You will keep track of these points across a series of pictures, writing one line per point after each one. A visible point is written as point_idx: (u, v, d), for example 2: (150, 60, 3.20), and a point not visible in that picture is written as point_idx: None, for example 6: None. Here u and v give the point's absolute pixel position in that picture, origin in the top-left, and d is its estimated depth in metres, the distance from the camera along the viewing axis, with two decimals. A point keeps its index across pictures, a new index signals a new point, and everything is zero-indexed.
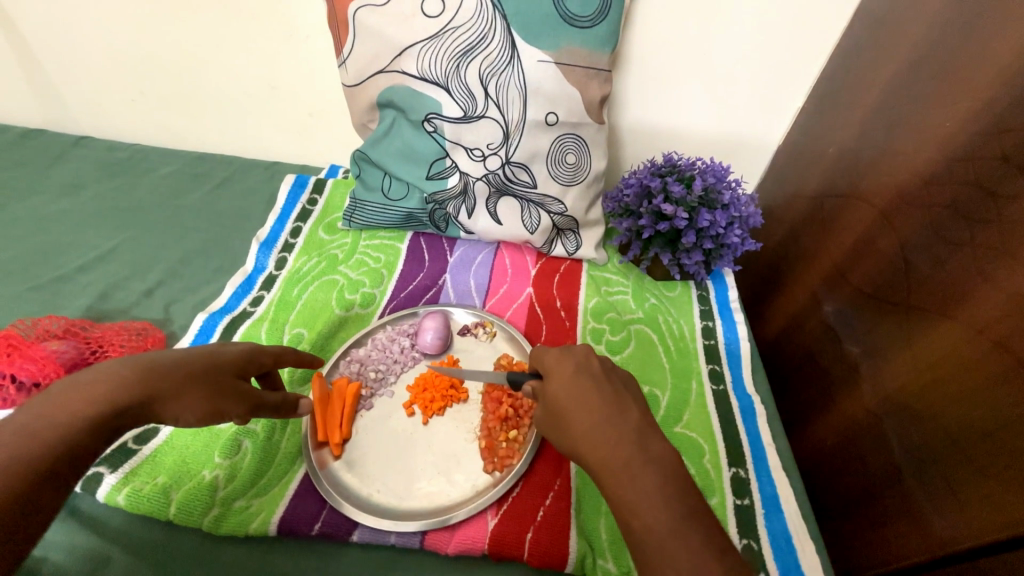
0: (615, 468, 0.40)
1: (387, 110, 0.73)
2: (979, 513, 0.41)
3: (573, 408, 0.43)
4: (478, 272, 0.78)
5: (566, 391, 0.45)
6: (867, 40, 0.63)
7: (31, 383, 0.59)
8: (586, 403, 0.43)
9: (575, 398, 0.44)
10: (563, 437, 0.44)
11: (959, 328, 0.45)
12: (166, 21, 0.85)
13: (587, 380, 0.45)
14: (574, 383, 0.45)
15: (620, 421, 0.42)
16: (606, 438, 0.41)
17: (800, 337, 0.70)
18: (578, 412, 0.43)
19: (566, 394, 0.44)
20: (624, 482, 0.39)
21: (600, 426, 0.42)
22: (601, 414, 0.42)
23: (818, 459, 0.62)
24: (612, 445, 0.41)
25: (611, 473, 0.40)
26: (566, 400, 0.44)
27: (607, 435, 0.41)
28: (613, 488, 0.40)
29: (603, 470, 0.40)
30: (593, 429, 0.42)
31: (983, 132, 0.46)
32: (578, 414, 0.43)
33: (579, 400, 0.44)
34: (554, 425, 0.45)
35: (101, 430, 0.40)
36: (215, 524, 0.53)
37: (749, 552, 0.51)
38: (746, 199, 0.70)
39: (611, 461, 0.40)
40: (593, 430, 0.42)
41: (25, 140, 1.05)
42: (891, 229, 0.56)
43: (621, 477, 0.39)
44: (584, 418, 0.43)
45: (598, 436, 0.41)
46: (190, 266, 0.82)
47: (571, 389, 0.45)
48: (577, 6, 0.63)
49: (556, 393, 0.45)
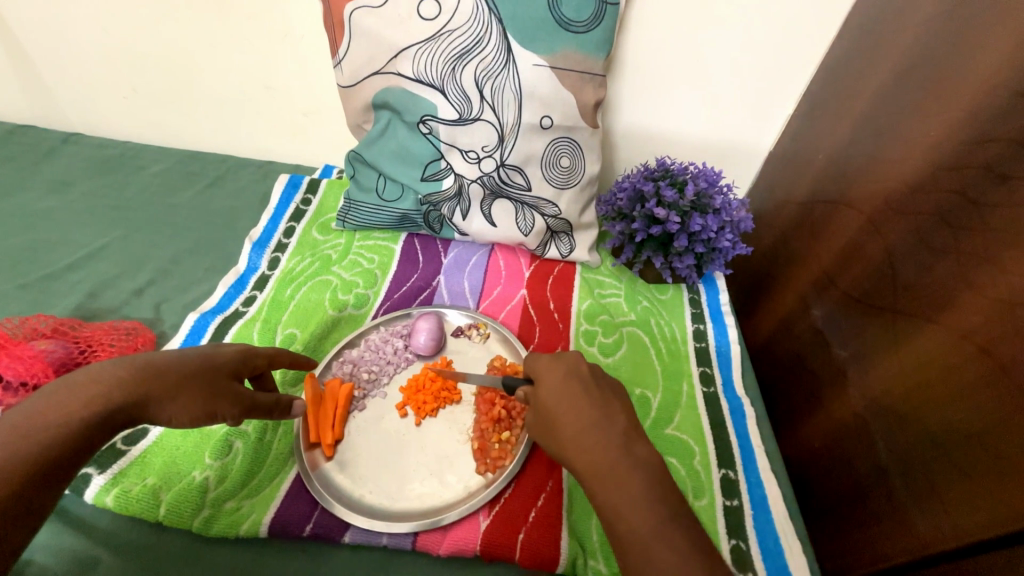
0: (603, 473, 0.40)
1: (382, 111, 0.73)
2: (961, 514, 0.42)
3: (562, 412, 0.44)
4: (472, 274, 0.78)
5: (555, 396, 0.45)
6: (856, 50, 0.64)
7: (19, 382, 0.58)
8: (575, 408, 0.44)
9: (565, 403, 0.44)
10: (553, 441, 0.44)
11: (943, 333, 0.46)
12: (160, 18, 0.84)
13: (577, 384, 0.45)
14: (563, 387, 0.45)
15: (609, 425, 0.42)
16: (594, 443, 0.42)
17: (789, 340, 0.71)
18: (567, 417, 0.43)
19: (555, 399, 0.45)
20: (612, 487, 0.40)
21: (589, 431, 0.42)
22: (590, 419, 0.43)
23: (805, 461, 0.63)
24: (601, 450, 0.41)
25: (599, 477, 0.40)
26: (555, 405, 0.44)
27: (596, 440, 0.42)
28: (601, 492, 0.40)
29: (591, 474, 0.41)
30: (582, 433, 0.42)
31: (967, 142, 0.47)
32: (567, 419, 0.43)
33: (568, 405, 0.44)
34: (543, 429, 0.45)
35: (94, 431, 0.40)
36: (205, 525, 0.53)
37: (738, 553, 0.52)
38: (737, 204, 0.71)
39: (599, 465, 0.41)
40: (581, 435, 0.42)
41: (13, 135, 1.03)
42: (878, 235, 0.57)
43: (608, 481, 0.40)
44: (573, 423, 0.43)
45: (587, 441, 0.42)
46: (182, 265, 0.81)
47: (560, 394, 0.45)
48: (571, 12, 0.63)
49: (546, 398, 0.45)
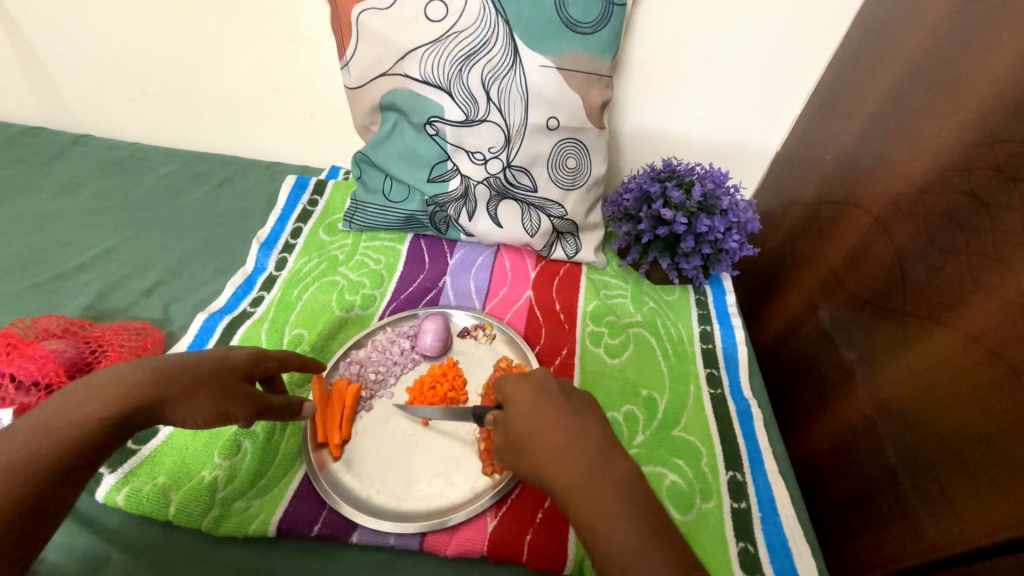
0: (580, 487, 0.40)
1: (389, 112, 0.74)
2: (971, 519, 0.42)
3: (535, 430, 0.44)
4: (479, 275, 0.78)
5: (527, 415, 0.45)
6: (865, 49, 0.64)
7: (30, 382, 0.58)
8: (548, 423, 0.44)
9: (537, 421, 0.44)
10: (528, 462, 0.43)
11: (953, 336, 0.46)
12: (168, 21, 0.85)
13: (549, 401, 0.45)
14: (534, 406, 0.45)
15: (586, 437, 0.42)
16: (569, 456, 0.41)
17: (798, 342, 0.71)
18: (540, 433, 0.43)
19: (526, 418, 0.45)
20: (588, 500, 0.39)
21: (561, 444, 0.42)
22: (565, 433, 0.43)
23: (814, 462, 0.63)
24: (573, 463, 0.41)
25: (575, 493, 0.40)
26: (528, 424, 0.44)
27: (570, 453, 0.41)
28: (580, 508, 0.40)
29: (565, 490, 0.40)
30: (557, 449, 0.42)
31: (978, 142, 0.47)
32: (541, 436, 0.43)
33: (540, 422, 0.44)
34: (515, 450, 0.45)
35: (113, 430, 0.41)
36: (215, 524, 0.53)
37: (745, 555, 0.52)
38: (744, 205, 0.71)
39: (576, 480, 0.40)
40: (553, 450, 0.42)
41: (24, 136, 1.04)
42: (887, 236, 0.57)
43: (587, 497, 0.39)
44: (547, 440, 0.43)
45: (563, 456, 0.41)
46: (190, 265, 0.82)
47: (532, 411, 0.45)
48: (579, 13, 0.63)
49: (518, 418, 0.45)
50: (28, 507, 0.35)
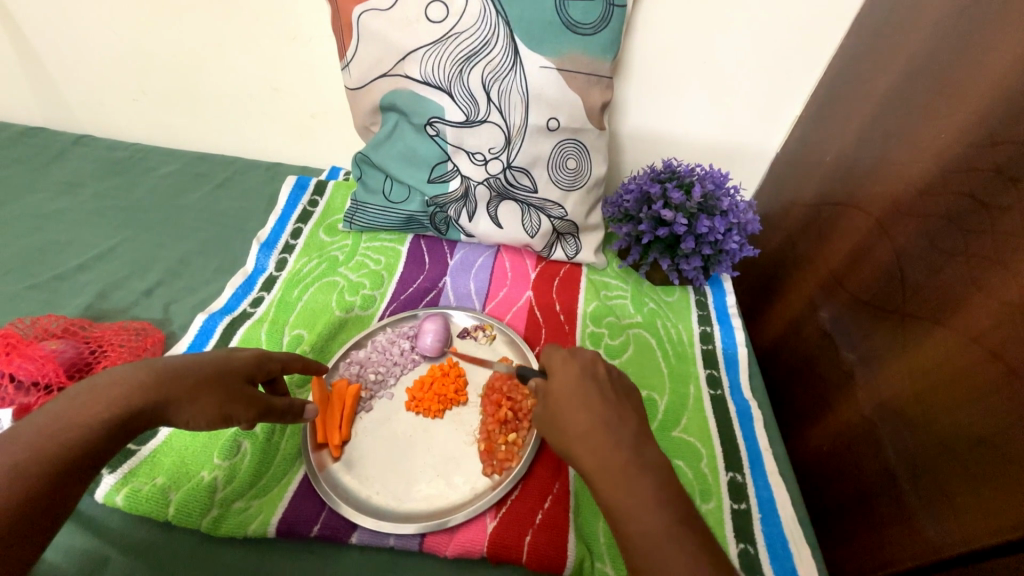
0: (611, 472, 0.40)
1: (390, 112, 0.74)
2: (972, 520, 0.42)
3: (573, 408, 0.44)
4: (478, 276, 0.78)
5: (568, 394, 0.45)
6: (865, 51, 0.64)
7: (30, 382, 0.58)
8: (587, 405, 0.44)
9: (578, 401, 0.44)
10: (560, 439, 0.44)
11: (951, 336, 0.46)
12: (169, 20, 0.85)
13: (591, 384, 0.46)
14: (578, 385, 0.45)
15: (622, 426, 0.43)
16: (603, 440, 0.42)
17: (798, 343, 0.71)
18: (579, 412, 0.44)
19: (568, 395, 0.45)
20: (619, 486, 0.40)
21: (600, 429, 0.42)
22: (603, 419, 0.43)
23: (815, 463, 0.63)
24: (610, 448, 0.41)
25: (606, 479, 0.40)
26: (567, 402, 0.45)
27: (608, 439, 0.42)
28: (608, 491, 0.40)
29: (597, 474, 0.41)
30: (592, 431, 0.42)
31: (976, 144, 0.47)
32: (578, 415, 0.43)
33: (581, 403, 0.44)
34: (551, 426, 0.45)
35: (116, 431, 0.41)
36: (214, 525, 0.53)
37: (745, 557, 0.52)
38: (745, 206, 0.71)
39: (607, 464, 0.41)
40: (591, 433, 0.42)
41: (24, 136, 1.05)
42: (887, 237, 0.56)
43: (618, 483, 0.40)
44: (584, 420, 0.43)
45: (597, 439, 0.42)
46: (190, 266, 0.82)
47: (573, 391, 0.45)
48: (579, 14, 0.63)
49: (559, 395, 0.45)
50: (27, 510, 0.35)
